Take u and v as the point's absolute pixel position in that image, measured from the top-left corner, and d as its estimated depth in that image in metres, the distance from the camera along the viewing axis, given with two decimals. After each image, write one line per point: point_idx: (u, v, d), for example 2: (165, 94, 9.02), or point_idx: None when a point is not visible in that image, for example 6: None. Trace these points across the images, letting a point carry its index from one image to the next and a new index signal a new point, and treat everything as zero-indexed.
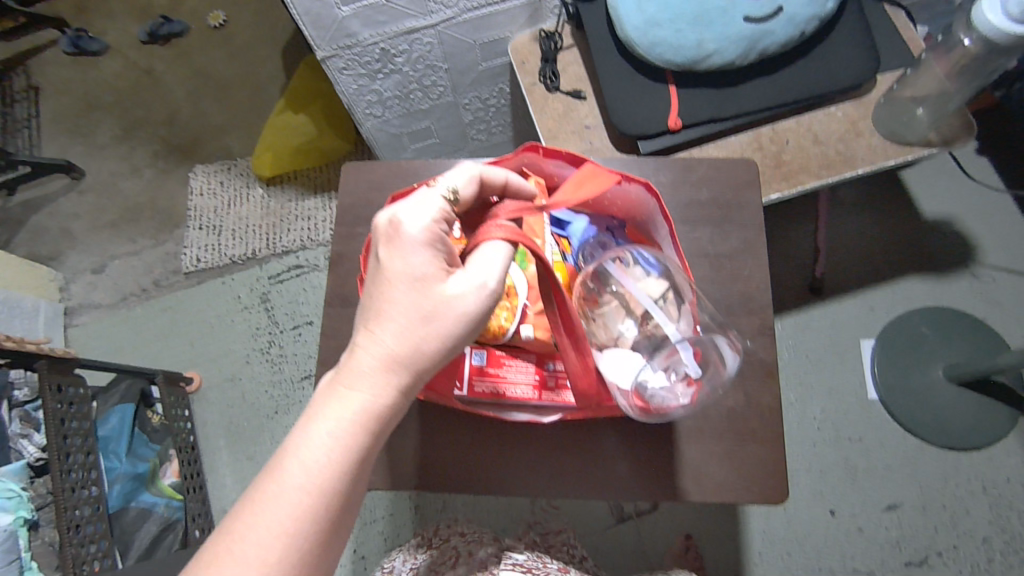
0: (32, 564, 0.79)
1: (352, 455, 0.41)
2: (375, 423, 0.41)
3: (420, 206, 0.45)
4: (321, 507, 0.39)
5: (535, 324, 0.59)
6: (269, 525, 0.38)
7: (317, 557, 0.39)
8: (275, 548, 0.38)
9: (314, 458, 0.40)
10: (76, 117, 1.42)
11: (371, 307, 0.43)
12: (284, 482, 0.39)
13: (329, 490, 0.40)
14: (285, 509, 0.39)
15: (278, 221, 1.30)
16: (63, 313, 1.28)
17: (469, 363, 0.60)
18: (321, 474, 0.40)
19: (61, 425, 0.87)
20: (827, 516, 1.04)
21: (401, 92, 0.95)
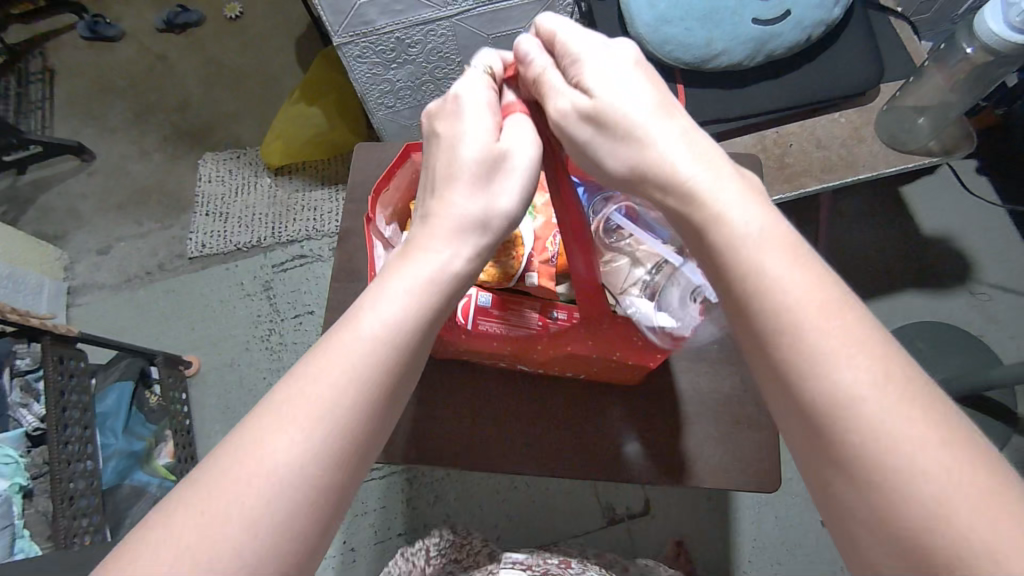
0: (24, 533, 0.79)
1: (426, 316, 0.39)
2: (449, 284, 0.40)
3: (476, 81, 0.46)
4: (390, 357, 0.37)
5: (541, 272, 0.60)
6: (340, 372, 0.36)
7: (381, 417, 0.37)
8: (344, 395, 0.36)
9: (391, 311, 0.38)
10: (89, 100, 1.44)
11: (439, 176, 0.43)
12: (358, 332, 0.37)
13: (400, 344, 0.38)
14: (356, 358, 0.37)
15: (284, 211, 1.31)
16: (65, 292, 1.28)
17: (474, 303, 0.59)
18: (395, 328, 0.38)
19: (60, 397, 0.87)
20: (818, 525, 1.04)
21: (414, 83, 0.96)
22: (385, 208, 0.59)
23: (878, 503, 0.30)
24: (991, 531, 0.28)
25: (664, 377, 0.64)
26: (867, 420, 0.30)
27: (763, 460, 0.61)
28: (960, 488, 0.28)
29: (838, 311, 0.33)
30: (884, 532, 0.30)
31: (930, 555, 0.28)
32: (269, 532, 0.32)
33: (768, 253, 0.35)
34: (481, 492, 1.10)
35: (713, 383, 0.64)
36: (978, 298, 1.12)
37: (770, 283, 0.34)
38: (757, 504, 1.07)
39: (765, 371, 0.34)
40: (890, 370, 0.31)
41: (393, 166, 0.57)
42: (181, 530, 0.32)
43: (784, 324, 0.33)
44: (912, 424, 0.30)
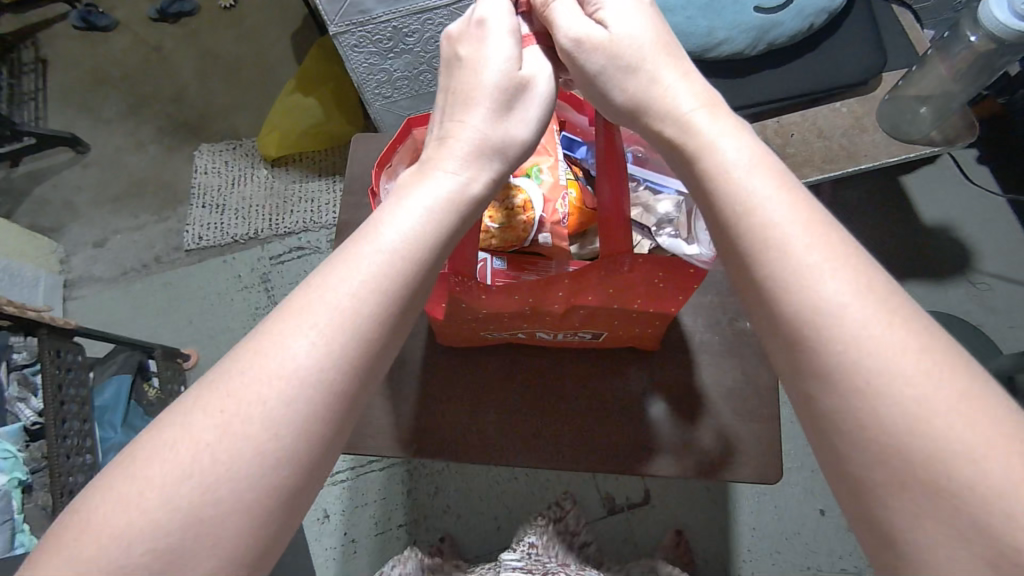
0: (24, 526, 0.79)
1: (443, 236, 0.38)
2: (467, 205, 0.40)
3: (500, 3, 0.44)
4: (406, 271, 0.36)
5: (553, 233, 0.60)
6: (355, 280, 0.35)
7: (391, 331, 0.36)
8: (355, 307, 0.34)
9: (411, 226, 0.37)
10: (83, 91, 1.43)
11: (456, 98, 0.43)
12: (375, 240, 0.36)
13: (416, 260, 0.37)
14: (371, 268, 0.36)
15: (281, 203, 1.30)
16: (62, 285, 1.28)
17: (489, 267, 0.60)
18: (412, 241, 0.37)
19: (59, 391, 0.86)
20: (817, 515, 1.05)
21: (412, 73, 0.95)
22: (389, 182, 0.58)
23: (860, 410, 0.30)
24: (967, 435, 0.28)
25: (668, 372, 0.64)
26: (849, 327, 0.31)
27: (765, 451, 0.61)
28: (943, 389, 0.29)
29: (826, 228, 0.33)
30: (864, 439, 0.30)
31: (907, 459, 0.29)
32: (287, 431, 0.32)
33: (754, 176, 0.35)
34: (481, 484, 1.10)
35: (715, 374, 0.64)
36: (978, 288, 1.12)
37: (756, 202, 0.34)
38: (756, 494, 1.07)
39: (757, 297, 0.34)
40: (872, 282, 0.32)
41: (393, 141, 0.57)
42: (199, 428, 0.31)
43: (768, 238, 0.33)
44: (895, 333, 0.30)
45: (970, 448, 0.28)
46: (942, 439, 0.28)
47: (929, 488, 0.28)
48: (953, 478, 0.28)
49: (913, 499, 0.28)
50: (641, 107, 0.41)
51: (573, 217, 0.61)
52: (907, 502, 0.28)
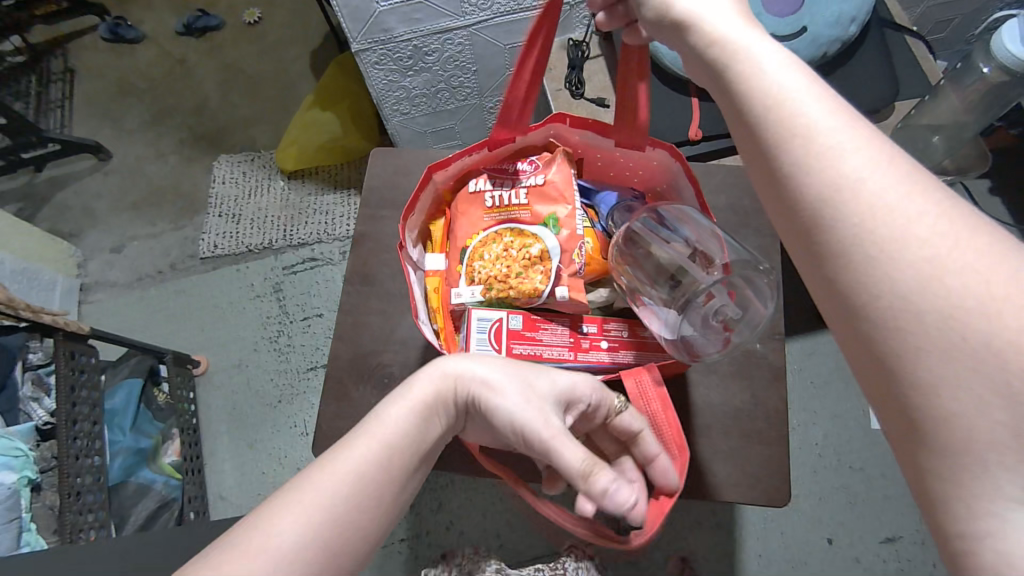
0: (30, 526, 0.79)
1: (408, 445, 0.42)
2: (432, 416, 0.44)
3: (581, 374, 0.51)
4: (374, 471, 0.39)
5: (571, 285, 0.57)
6: (327, 479, 0.38)
7: (356, 524, 0.38)
8: (324, 500, 0.37)
9: (382, 429, 0.42)
10: (108, 101, 1.46)
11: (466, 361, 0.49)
12: (378, 424, 0.42)
13: (383, 460, 0.40)
14: (348, 459, 0.39)
15: (296, 214, 1.32)
16: (79, 289, 1.30)
17: (505, 327, 0.58)
18: (388, 439, 0.41)
19: (71, 392, 0.87)
20: (824, 544, 1.03)
21: (429, 91, 0.97)
22: (411, 231, 0.62)
23: (875, 279, 0.31)
24: (980, 288, 0.29)
25: (676, 391, 0.64)
26: (873, 206, 0.32)
27: (773, 477, 0.61)
28: (961, 246, 0.30)
29: (848, 118, 0.35)
30: (877, 310, 0.31)
31: (922, 320, 0.30)
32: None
33: (787, 75, 0.37)
34: (485, 500, 1.10)
35: (724, 395, 0.64)
36: None
37: (783, 100, 0.36)
38: (762, 520, 1.06)
39: (783, 197, 0.35)
40: (892, 159, 0.33)
41: (416, 191, 0.60)
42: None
43: (794, 130, 0.35)
44: (911, 202, 0.32)
45: (981, 305, 0.29)
46: (955, 299, 0.29)
47: (946, 351, 0.29)
48: (967, 337, 0.29)
49: (929, 364, 0.30)
50: (683, 33, 0.42)
51: (588, 268, 0.60)
52: (922, 366, 0.30)
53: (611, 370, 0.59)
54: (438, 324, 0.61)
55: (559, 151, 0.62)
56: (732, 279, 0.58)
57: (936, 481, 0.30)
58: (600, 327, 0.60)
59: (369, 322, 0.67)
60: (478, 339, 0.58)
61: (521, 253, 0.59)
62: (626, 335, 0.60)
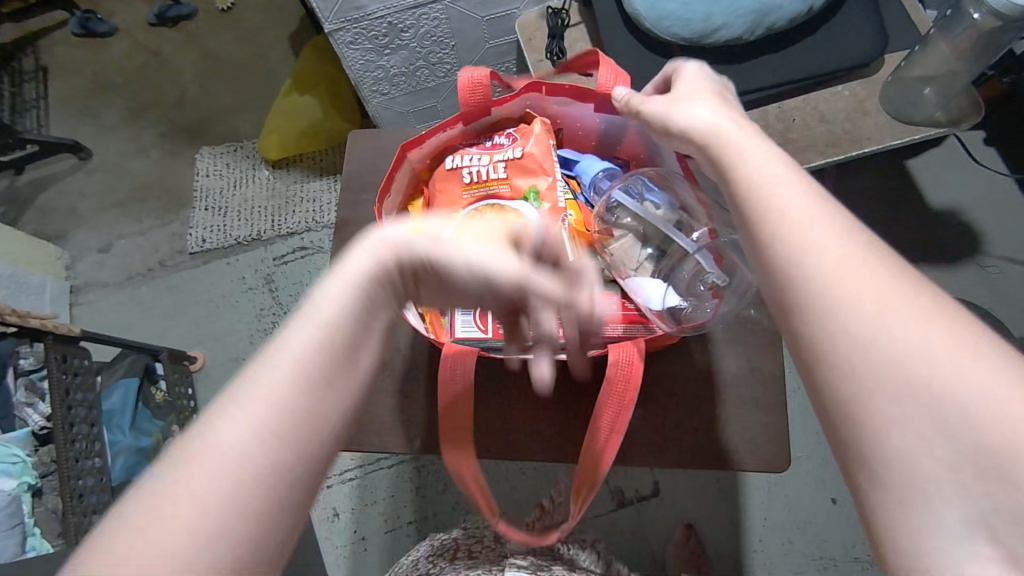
0: (35, 530, 0.79)
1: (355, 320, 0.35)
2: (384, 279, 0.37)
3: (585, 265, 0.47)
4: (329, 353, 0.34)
5: None
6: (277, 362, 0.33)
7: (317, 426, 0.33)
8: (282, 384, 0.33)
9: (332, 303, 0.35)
10: (84, 98, 1.43)
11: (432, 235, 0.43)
12: (319, 307, 0.35)
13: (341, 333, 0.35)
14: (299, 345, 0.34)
15: (283, 203, 1.30)
16: (69, 291, 1.29)
17: (490, 307, 0.58)
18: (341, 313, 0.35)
19: (66, 395, 0.87)
20: (828, 504, 1.04)
21: (408, 69, 0.95)
22: (390, 213, 0.60)
23: (835, 336, 0.34)
24: (895, 319, 0.33)
25: (671, 362, 0.63)
26: (853, 289, 0.35)
27: (770, 443, 0.61)
28: (940, 329, 0.33)
29: (809, 191, 0.39)
30: (832, 357, 0.34)
31: (868, 361, 0.33)
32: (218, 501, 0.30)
33: (775, 171, 0.41)
34: (490, 478, 1.10)
35: (719, 363, 0.63)
36: (987, 272, 1.10)
37: (771, 192, 0.40)
38: (766, 484, 1.06)
39: (773, 280, 0.38)
40: (871, 252, 0.36)
41: (391, 171, 0.59)
42: (135, 539, 0.29)
43: (781, 219, 0.38)
44: (863, 264, 0.35)
45: (898, 333, 0.33)
46: (876, 322, 0.34)
47: (927, 425, 0.31)
48: (950, 411, 0.31)
49: (875, 402, 0.33)
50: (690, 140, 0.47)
51: (572, 240, 0.58)
52: (868, 403, 0.33)
53: (602, 343, 0.57)
54: (422, 307, 0.61)
55: (538, 122, 0.60)
56: (717, 243, 0.58)
57: (865, 469, 0.33)
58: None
59: None
60: (462, 320, 0.58)
61: None
62: (616, 307, 0.58)
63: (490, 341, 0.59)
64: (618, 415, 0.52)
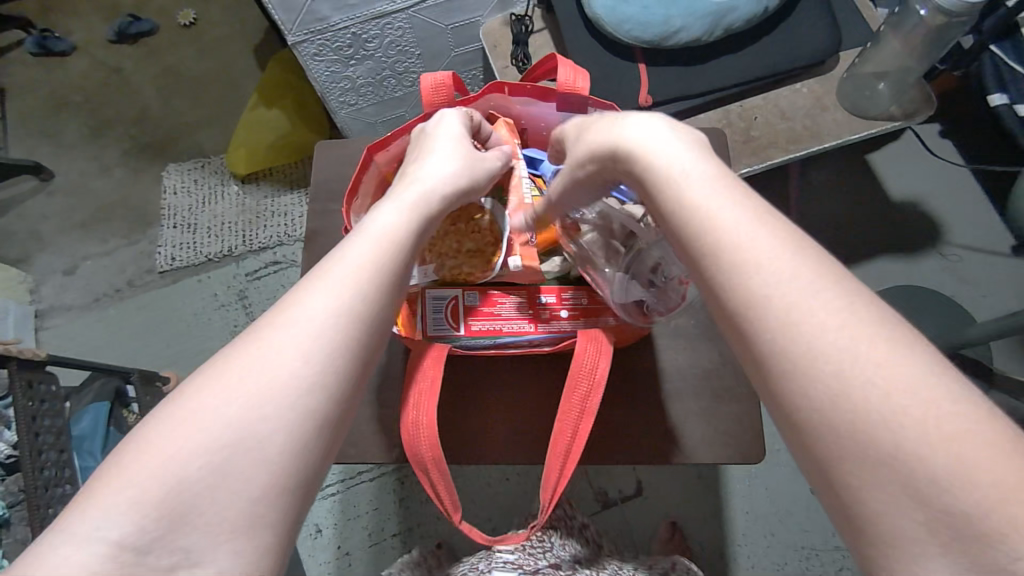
0: (3, 563, 0.77)
1: (369, 282, 0.40)
2: (388, 245, 0.42)
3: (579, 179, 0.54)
4: (347, 320, 0.38)
5: (523, 255, 0.60)
6: (300, 317, 0.37)
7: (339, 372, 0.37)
8: (303, 342, 0.36)
9: (345, 276, 0.39)
10: (43, 118, 1.40)
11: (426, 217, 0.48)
12: (340, 264, 0.40)
13: (354, 307, 0.38)
14: (322, 300, 0.38)
15: (253, 218, 1.29)
16: (33, 316, 1.25)
17: (462, 304, 0.60)
18: (359, 276, 0.40)
19: (32, 423, 0.84)
20: (807, 494, 1.06)
21: (375, 79, 0.95)
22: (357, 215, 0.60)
23: (800, 386, 0.33)
24: (826, 336, 0.32)
25: (646, 359, 0.64)
26: (808, 331, 0.33)
27: (744, 434, 0.62)
28: (901, 368, 0.31)
29: (759, 225, 0.37)
30: (801, 405, 0.33)
31: (838, 408, 0.31)
32: (247, 433, 0.34)
33: (716, 202, 0.39)
34: (473, 486, 1.09)
35: (692, 358, 0.64)
36: (948, 259, 1.14)
37: (717, 228, 0.38)
38: (746, 477, 1.08)
39: (731, 324, 0.36)
40: (824, 286, 0.34)
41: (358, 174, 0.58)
42: (178, 434, 0.33)
43: (729, 258, 0.36)
44: (817, 301, 0.34)
45: (831, 356, 0.32)
46: (810, 347, 0.33)
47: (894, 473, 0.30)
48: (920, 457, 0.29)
49: (840, 451, 0.31)
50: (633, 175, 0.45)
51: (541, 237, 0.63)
52: (835, 453, 0.31)
53: (571, 337, 0.60)
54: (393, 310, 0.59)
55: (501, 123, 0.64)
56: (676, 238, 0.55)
57: (840, 510, 0.32)
58: (559, 296, 0.61)
59: None
60: (435, 317, 0.59)
61: (471, 227, 0.62)
62: (585, 302, 0.61)
63: (463, 339, 0.59)
64: (587, 398, 0.53)
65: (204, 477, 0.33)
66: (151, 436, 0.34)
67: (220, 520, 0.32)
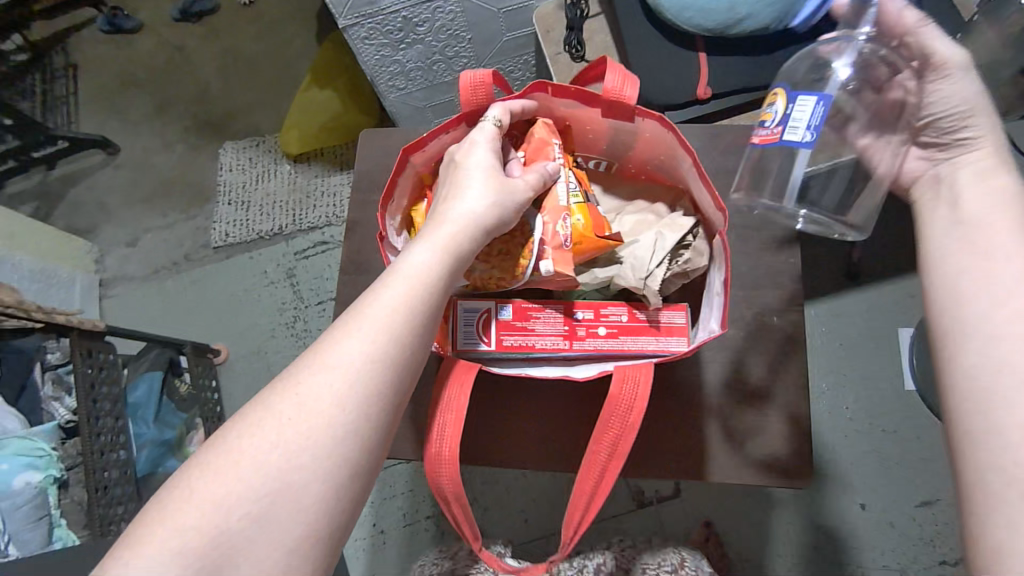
0: (61, 521, 0.81)
1: (397, 332, 0.42)
2: (420, 289, 0.44)
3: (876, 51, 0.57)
4: (373, 373, 0.40)
5: (556, 259, 0.56)
6: (330, 366, 0.39)
7: (369, 426, 0.39)
8: (328, 399, 0.39)
9: (373, 326, 0.41)
10: (111, 94, 1.45)
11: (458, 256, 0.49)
12: (369, 310, 0.42)
13: (382, 358, 0.41)
14: (354, 347, 0.40)
15: (304, 198, 1.31)
16: (98, 284, 1.32)
17: (495, 318, 0.59)
18: (389, 321, 0.42)
19: (91, 389, 0.88)
20: (857, 510, 1.01)
21: (424, 64, 0.93)
22: (392, 218, 0.60)
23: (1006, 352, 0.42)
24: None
25: (689, 371, 0.61)
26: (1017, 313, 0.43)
27: (791, 456, 0.59)
28: None
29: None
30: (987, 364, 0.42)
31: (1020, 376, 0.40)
32: (271, 491, 0.36)
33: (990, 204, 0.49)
34: (507, 475, 1.09)
35: (740, 374, 0.61)
36: None
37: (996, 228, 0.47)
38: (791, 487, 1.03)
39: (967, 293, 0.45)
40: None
41: (392, 177, 0.57)
42: (219, 485, 0.36)
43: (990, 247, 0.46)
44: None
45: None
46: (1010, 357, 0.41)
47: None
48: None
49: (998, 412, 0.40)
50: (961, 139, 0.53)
51: (581, 246, 0.57)
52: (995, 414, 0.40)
53: (607, 357, 0.59)
54: None
55: (541, 121, 0.60)
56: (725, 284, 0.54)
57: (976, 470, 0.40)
58: (596, 313, 0.59)
59: None
60: (465, 331, 0.59)
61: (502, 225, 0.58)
62: (625, 319, 0.59)
63: (494, 354, 0.59)
64: (618, 441, 0.50)
65: (244, 526, 0.35)
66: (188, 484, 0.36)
67: (260, 568, 0.35)
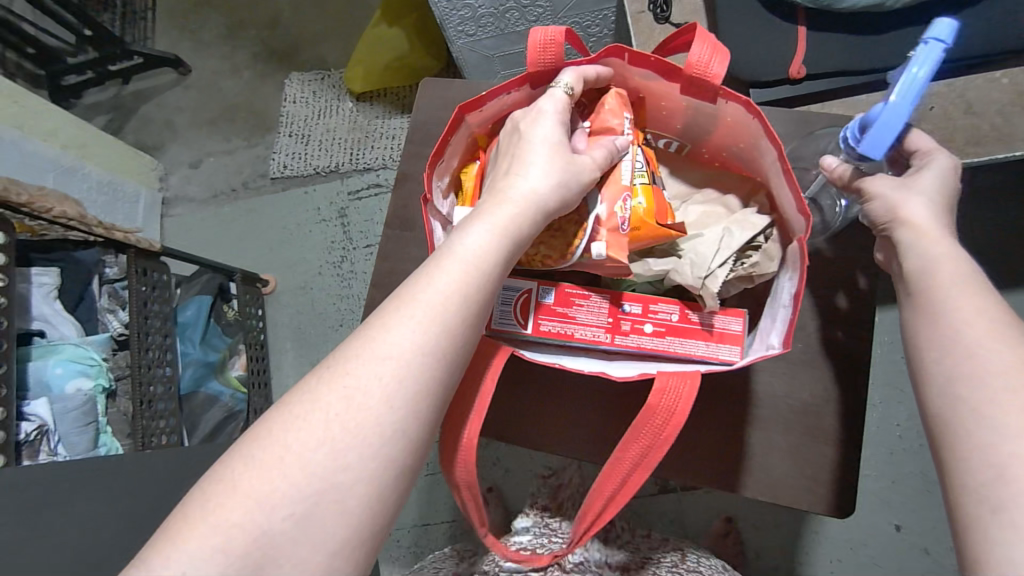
0: (107, 428, 0.86)
1: (450, 322, 0.40)
2: (475, 275, 0.42)
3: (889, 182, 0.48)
4: (424, 363, 0.39)
5: (609, 242, 0.53)
6: (379, 356, 0.38)
7: (419, 420, 0.38)
8: (376, 393, 0.37)
9: (423, 313, 0.39)
10: (186, 12, 1.45)
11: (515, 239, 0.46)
12: (420, 300, 0.40)
13: (434, 348, 0.39)
14: (404, 336, 0.38)
15: (362, 138, 1.29)
16: (161, 202, 1.35)
17: (535, 301, 0.57)
18: (443, 308, 0.40)
19: (143, 307, 0.91)
20: (891, 531, 0.96)
21: (497, 10, 0.88)
22: (440, 179, 0.57)
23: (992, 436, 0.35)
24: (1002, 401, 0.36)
25: (736, 376, 0.58)
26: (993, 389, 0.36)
27: (833, 481, 0.55)
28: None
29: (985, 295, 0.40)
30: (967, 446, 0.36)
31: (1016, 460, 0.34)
32: (313, 491, 0.35)
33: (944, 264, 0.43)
34: None
35: (790, 386, 0.57)
36: None
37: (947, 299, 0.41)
38: None
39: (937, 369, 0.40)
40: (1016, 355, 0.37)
41: (444, 135, 0.54)
42: (261, 483, 0.35)
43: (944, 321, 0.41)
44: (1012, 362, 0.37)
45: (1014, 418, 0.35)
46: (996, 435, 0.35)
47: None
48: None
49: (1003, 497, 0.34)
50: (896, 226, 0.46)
51: (639, 232, 0.53)
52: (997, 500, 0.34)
53: (650, 356, 0.56)
54: None
55: (613, 92, 0.55)
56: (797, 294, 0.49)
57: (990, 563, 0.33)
58: (644, 308, 0.56)
59: (407, 271, 0.64)
60: (503, 311, 0.57)
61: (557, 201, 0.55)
62: (674, 319, 0.56)
63: (530, 338, 0.57)
64: (647, 453, 0.47)
65: (287, 528, 0.35)
66: (228, 476, 0.36)
67: (303, 569, 0.35)
